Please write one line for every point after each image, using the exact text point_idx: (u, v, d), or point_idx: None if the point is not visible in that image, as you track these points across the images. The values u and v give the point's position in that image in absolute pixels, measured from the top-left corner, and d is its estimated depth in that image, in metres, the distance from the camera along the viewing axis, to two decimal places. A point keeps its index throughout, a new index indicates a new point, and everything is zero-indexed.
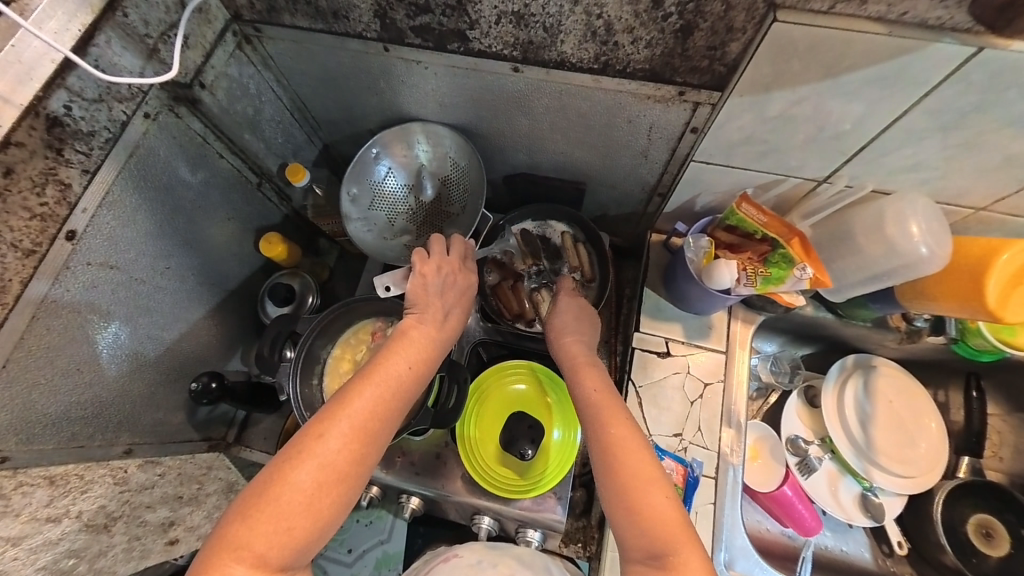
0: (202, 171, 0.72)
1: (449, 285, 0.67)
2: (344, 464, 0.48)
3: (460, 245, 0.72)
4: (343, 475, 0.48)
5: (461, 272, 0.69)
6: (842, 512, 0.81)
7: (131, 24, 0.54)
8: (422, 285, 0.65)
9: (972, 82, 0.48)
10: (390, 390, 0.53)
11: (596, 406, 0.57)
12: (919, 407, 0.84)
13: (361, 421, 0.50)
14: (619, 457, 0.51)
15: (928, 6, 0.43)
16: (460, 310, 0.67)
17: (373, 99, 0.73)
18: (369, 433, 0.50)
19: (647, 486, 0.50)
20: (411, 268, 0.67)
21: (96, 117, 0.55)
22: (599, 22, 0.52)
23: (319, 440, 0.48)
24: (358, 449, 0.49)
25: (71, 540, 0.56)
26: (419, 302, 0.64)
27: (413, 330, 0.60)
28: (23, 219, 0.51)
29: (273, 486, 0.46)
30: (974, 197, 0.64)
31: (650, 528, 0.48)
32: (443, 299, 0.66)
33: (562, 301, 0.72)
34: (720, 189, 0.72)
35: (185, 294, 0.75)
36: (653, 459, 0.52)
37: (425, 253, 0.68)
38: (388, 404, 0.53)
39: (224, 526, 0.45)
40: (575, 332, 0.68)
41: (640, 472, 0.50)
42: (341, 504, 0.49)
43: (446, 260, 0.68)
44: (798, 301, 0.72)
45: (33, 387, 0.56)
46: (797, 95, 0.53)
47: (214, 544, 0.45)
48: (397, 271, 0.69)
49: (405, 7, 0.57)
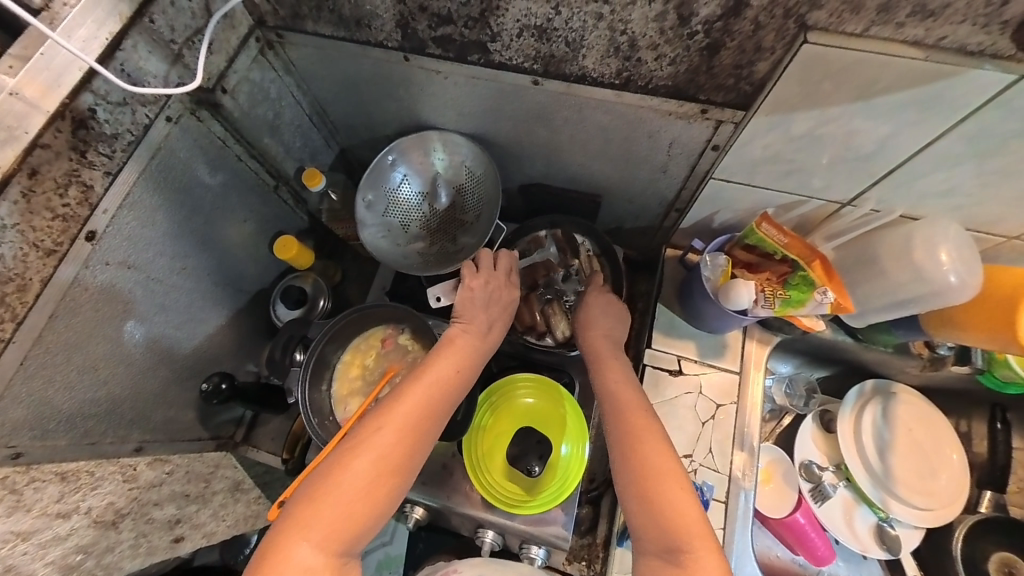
0: (222, 173, 0.72)
1: (494, 300, 0.69)
2: (399, 455, 0.52)
3: (506, 260, 0.72)
4: (396, 468, 0.51)
5: (506, 287, 0.71)
6: (857, 542, 0.79)
7: (158, 30, 0.55)
8: (470, 298, 0.68)
9: (1010, 110, 0.46)
10: (437, 393, 0.57)
11: (621, 404, 0.60)
12: (942, 437, 0.81)
13: (412, 418, 0.54)
14: (640, 450, 0.55)
15: (968, 31, 0.41)
16: (502, 325, 0.69)
17: (393, 106, 0.73)
18: (420, 430, 0.54)
19: (667, 481, 0.53)
20: (460, 279, 0.69)
21: (120, 120, 0.56)
22: (623, 38, 0.51)
23: (376, 433, 0.52)
24: (408, 444, 0.53)
25: (79, 536, 0.58)
26: (465, 313, 0.67)
27: (459, 338, 0.64)
28: (45, 219, 0.52)
29: (334, 474, 0.49)
30: (1009, 225, 0.61)
31: (667, 523, 0.50)
32: (487, 312, 0.68)
33: (590, 296, 0.74)
34: (741, 208, 0.71)
35: (200, 295, 0.76)
36: (671, 456, 0.55)
37: (474, 266, 0.71)
38: (435, 405, 0.56)
39: (288, 511, 0.48)
40: (606, 328, 0.71)
41: (659, 466, 0.54)
42: (392, 497, 0.51)
43: (494, 276, 0.70)
44: (819, 325, 0.71)
45: (48, 383, 0.56)
46: (825, 116, 0.52)
47: (278, 527, 0.47)
48: (446, 282, 0.72)
49: (428, 17, 0.56)
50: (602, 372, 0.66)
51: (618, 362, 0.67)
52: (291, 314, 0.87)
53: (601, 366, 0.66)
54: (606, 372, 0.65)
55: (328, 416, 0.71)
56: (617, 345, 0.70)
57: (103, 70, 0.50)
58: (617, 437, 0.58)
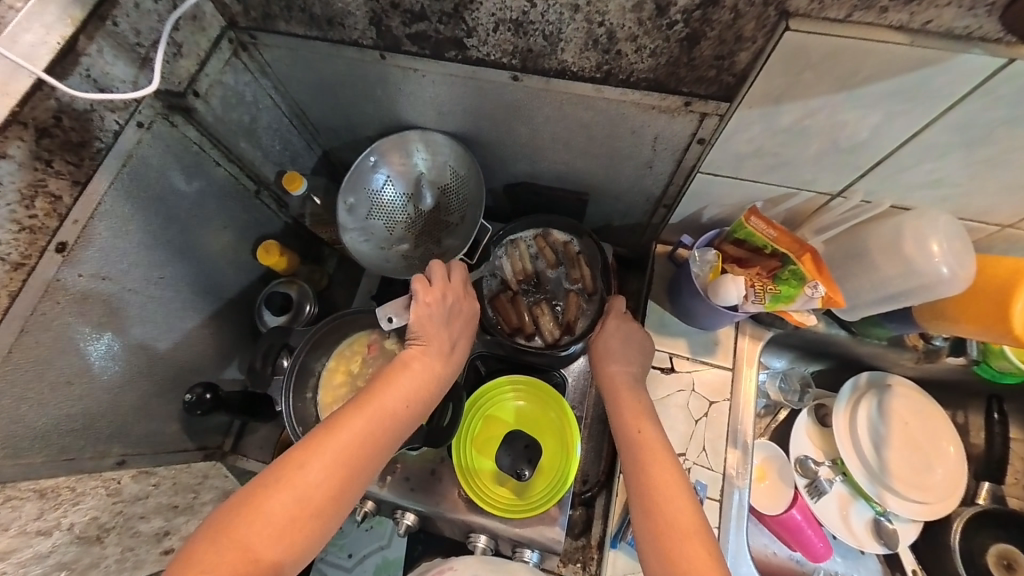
0: (198, 180, 0.70)
1: (454, 314, 0.67)
2: (342, 478, 0.51)
3: (460, 271, 0.70)
4: (324, 505, 0.50)
5: (465, 299, 0.69)
6: (853, 538, 0.78)
7: (121, 33, 0.54)
8: (427, 314, 0.64)
9: (998, 97, 0.45)
10: (392, 415, 0.56)
11: (625, 411, 0.62)
12: (937, 429, 0.80)
13: (350, 450, 0.52)
14: (662, 506, 0.53)
15: (954, 15, 0.40)
16: (465, 339, 0.68)
17: (371, 106, 0.72)
18: (368, 454, 0.53)
19: (670, 489, 0.54)
20: (412, 295, 0.65)
21: (88, 127, 0.54)
22: (601, 30, 0.50)
23: (321, 454, 0.51)
24: (342, 479, 0.51)
25: (61, 552, 0.55)
26: (424, 331, 0.64)
27: (421, 357, 0.62)
28: (10, 232, 0.50)
29: (256, 502, 0.48)
30: (1001, 214, 0.60)
31: (666, 529, 0.51)
32: (448, 328, 0.66)
33: (609, 324, 0.71)
34: (729, 202, 0.69)
35: (180, 303, 0.74)
36: (695, 512, 0.53)
37: (426, 280, 0.67)
38: (377, 438, 0.54)
39: (216, 526, 0.47)
40: (622, 360, 0.68)
41: (683, 522, 0.52)
42: (317, 533, 0.50)
43: (449, 287, 0.67)
44: (809, 320, 0.69)
45: (22, 400, 0.55)
46: (809, 107, 0.51)
47: (206, 544, 0.46)
48: (397, 300, 0.67)
49: (401, 14, 0.55)
50: (610, 386, 0.66)
51: (634, 400, 0.64)
52: (276, 321, 0.85)
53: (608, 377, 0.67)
54: (614, 386, 0.66)
55: (313, 424, 0.70)
56: (635, 377, 0.67)
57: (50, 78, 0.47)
58: (636, 487, 0.55)
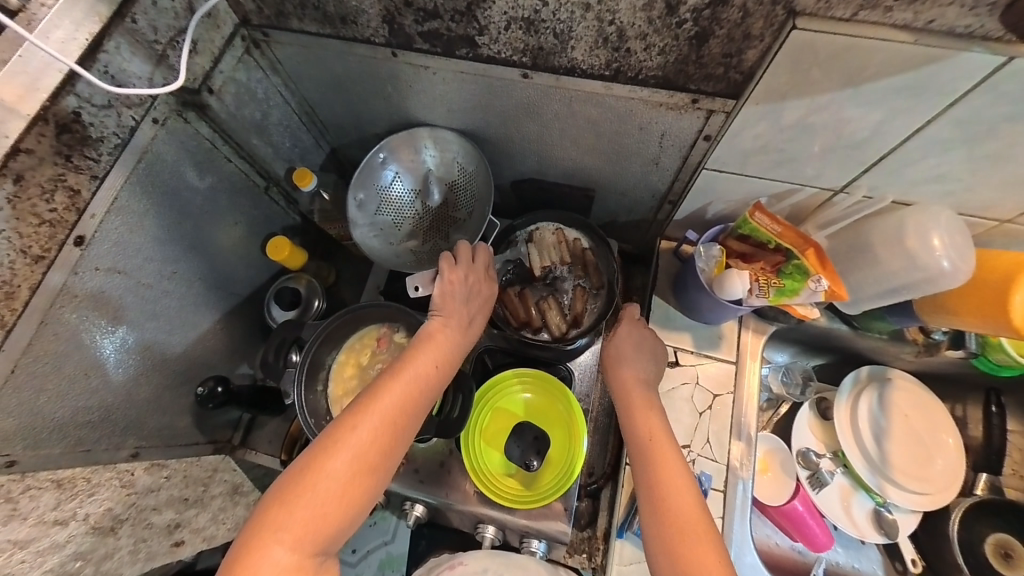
0: (210, 175, 0.71)
1: (474, 293, 0.69)
2: (376, 454, 0.51)
3: (484, 255, 0.71)
4: (363, 480, 0.50)
5: (486, 281, 0.70)
6: (855, 529, 0.79)
7: (140, 30, 0.55)
8: (450, 292, 0.66)
9: (1000, 94, 0.46)
10: (416, 390, 0.56)
11: (634, 401, 0.64)
12: (937, 421, 0.81)
13: (388, 419, 0.53)
14: (668, 494, 0.54)
15: (957, 13, 0.41)
16: (482, 316, 0.69)
17: (381, 103, 0.72)
18: (398, 427, 0.53)
19: (671, 476, 0.56)
20: (439, 273, 0.67)
21: (105, 122, 0.55)
22: (611, 29, 0.51)
23: (353, 433, 0.51)
24: (382, 449, 0.52)
25: (77, 542, 0.56)
26: (445, 308, 0.65)
27: (440, 333, 0.62)
28: (31, 226, 0.51)
29: (296, 487, 0.48)
30: (1000, 209, 0.61)
31: (671, 513, 0.53)
32: (467, 306, 0.67)
33: (623, 330, 0.72)
34: (733, 198, 0.71)
35: (192, 298, 0.75)
36: (699, 502, 0.54)
37: (452, 258, 0.68)
38: (412, 407, 0.55)
39: (261, 512, 0.48)
40: (634, 361, 0.69)
41: (688, 514, 0.53)
42: (368, 498, 0.51)
43: (472, 269, 0.69)
44: (813, 313, 0.71)
45: (41, 392, 0.56)
46: (814, 104, 0.52)
47: (253, 529, 0.47)
48: (426, 272, 0.71)
49: (414, 12, 0.56)
50: (620, 377, 0.68)
51: (643, 398, 0.64)
52: (285, 316, 0.86)
53: (617, 367, 0.69)
54: (623, 377, 0.67)
55: (324, 416, 0.71)
56: (643, 374, 0.68)
57: (80, 71, 0.49)
58: (643, 473, 0.57)
